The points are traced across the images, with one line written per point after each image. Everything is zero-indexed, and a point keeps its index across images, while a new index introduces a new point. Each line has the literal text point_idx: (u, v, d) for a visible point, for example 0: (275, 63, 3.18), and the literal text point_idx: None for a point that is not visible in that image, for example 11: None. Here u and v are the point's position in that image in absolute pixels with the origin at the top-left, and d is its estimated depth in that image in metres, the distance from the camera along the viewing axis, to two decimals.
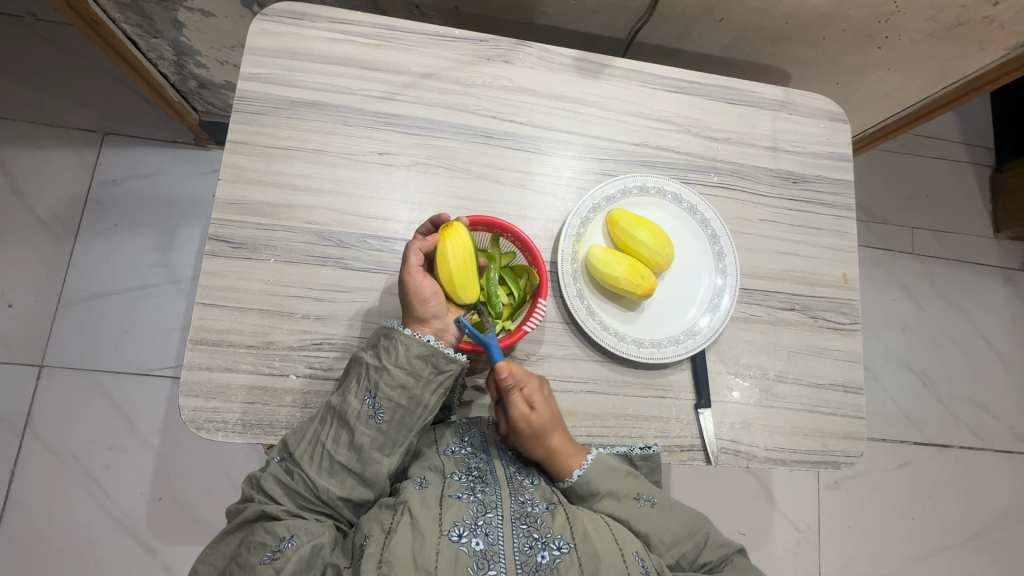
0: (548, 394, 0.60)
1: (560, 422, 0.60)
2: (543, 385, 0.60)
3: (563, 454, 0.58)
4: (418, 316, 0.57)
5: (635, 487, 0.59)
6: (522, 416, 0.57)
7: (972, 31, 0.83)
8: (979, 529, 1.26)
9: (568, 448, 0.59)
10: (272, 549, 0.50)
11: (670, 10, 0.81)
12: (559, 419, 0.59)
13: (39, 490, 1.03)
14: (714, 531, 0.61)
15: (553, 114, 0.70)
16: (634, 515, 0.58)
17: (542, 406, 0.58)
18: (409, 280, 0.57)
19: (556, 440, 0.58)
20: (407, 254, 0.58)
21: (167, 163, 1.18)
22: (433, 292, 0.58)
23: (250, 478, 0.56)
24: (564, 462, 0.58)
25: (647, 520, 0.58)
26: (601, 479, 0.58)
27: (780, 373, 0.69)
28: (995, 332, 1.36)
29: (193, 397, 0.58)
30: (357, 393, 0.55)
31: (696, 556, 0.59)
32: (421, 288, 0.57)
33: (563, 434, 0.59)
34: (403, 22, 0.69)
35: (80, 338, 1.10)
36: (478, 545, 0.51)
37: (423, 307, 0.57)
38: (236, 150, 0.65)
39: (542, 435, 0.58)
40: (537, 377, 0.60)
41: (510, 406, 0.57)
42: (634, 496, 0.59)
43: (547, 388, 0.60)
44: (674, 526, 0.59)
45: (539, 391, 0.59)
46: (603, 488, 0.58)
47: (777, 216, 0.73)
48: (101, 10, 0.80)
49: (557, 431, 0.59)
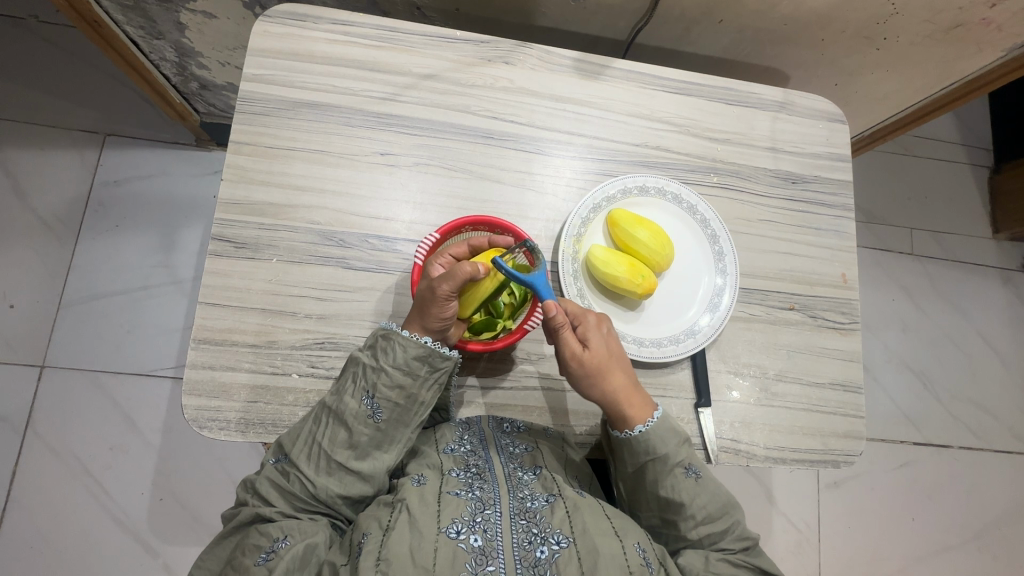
0: (608, 333, 0.61)
1: (620, 363, 0.60)
2: (602, 321, 0.61)
3: (623, 401, 0.59)
4: (428, 326, 0.57)
5: (687, 456, 0.59)
6: (575, 355, 0.58)
7: (969, 32, 0.83)
8: (978, 528, 1.26)
9: (627, 394, 0.59)
10: (267, 550, 0.50)
11: (669, 12, 0.81)
12: (618, 360, 0.60)
13: (39, 491, 1.03)
14: (742, 521, 0.59)
15: (554, 115, 0.71)
16: (678, 483, 0.58)
17: (596, 344, 0.59)
18: (441, 303, 0.55)
19: (614, 383, 0.59)
20: (452, 279, 0.54)
21: (169, 164, 1.19)
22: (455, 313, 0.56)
23: (246, 481, 0.56)
24: (622, 407, 0.59)
25: (688, 491, 0.58)
26: (662, 441, 0.58)
27: (780, 373, 0.69)
28: (995, 332, 1.36)
29: (195, 396, 0.58)
30: (354, 394, 0.55)
31: (720, 540, 0.58)
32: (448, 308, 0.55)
33: (622, 378, 0.59)
34: (404, 24, 0.70)
35: (80, 338, 1.10)
36: (476, 541, 0.51)
37: (438, 324, 0.56)
38: (238, 150, 0.65)
39: (601, 375, 0.58)
40: (595, 314, 0.61)
41: (561, 343, 0.58)
42: (684, 466, 0.59)
43: (607, 325, 0.61)
44: (709, 502, 0.58)
45: (596, 329, 0.60)
46: (660, 450, 0.58)
47: (776, 215, 0.74)
48: (104, 12, 0.81)
49: (616, 372, 0.59)
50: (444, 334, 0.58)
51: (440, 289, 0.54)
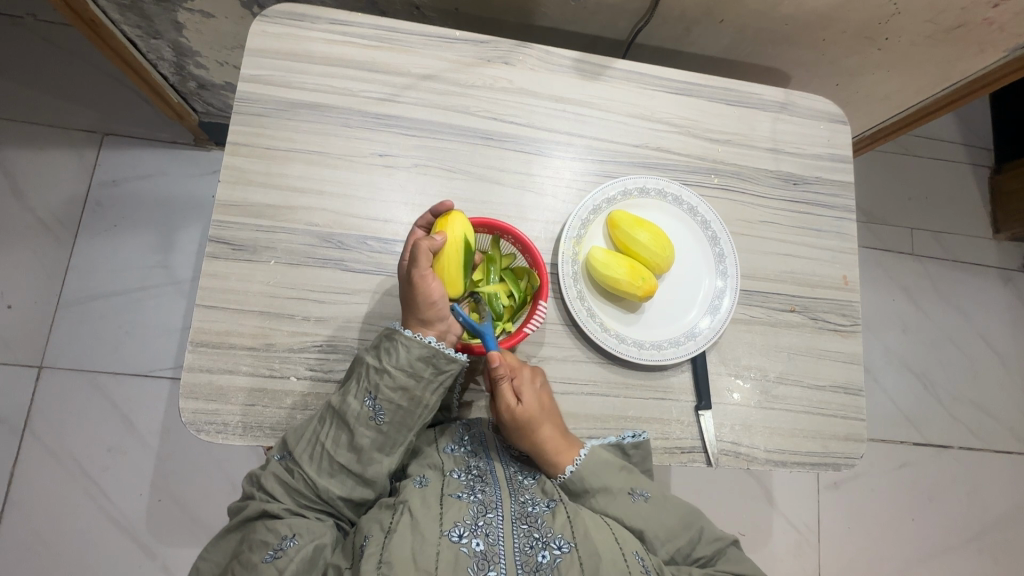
0: (542, 387, 0.60)
1: (553, 414, 0.59)
2: (537, 376, 0.60)
3: (552, 450, 0.58)
4: (423, 319, 0.56)
5: (629, 481, 0.59)
6: (508, 406, 0.57)
7: (971, 32, 0.83)
8: (978, 529, 1.26)
9: (558, 444, 0.58)
10: (274, 548, 0.50)
11: (669, 12, 0.81)
12: (551, 411, 0.59)
13: (38, 492, 1.03)
14: (708, 525, 0.60)
15: (554, 116, 0.70)
16: (628, 511, 0.57)
17: (529, 396, 0.58)
18: (422, 284, 0.55)
19: (545, 435, 0.58)
20: (419, 255, 0.55)
21: (167, 164, 1.18)
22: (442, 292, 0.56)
23: (252, 475, 0.56)
24: (554, 457, 0.58)
25: (641, 515, 0.57)
26: (596, 474, 0.58)
27: (781, 375, 0.69)
28: (995, 333, 1.36)
29: (192, 399, 0.58)
30: (357, 394, 0.55)
31: (691, 551, 0.58)
32: (429, 292, 0.55)
33: (554, 429, 0.59)
34: (404, 24, 0.70)
35: (79, 339, 1.10)
36: (478, 545, 0.51)
37: (433, 311, 0.56)
38: (236, 151, 0.65)
39: (531, 427, 0.58)
40: (530, 368, 0.60)
41: (498, 396, 0.57)
42: (628, 491, 0.58)
43: (542, 380, 0.60)
44: (667, 519, 0.58)
45: (529, 382, 0.59)
46: (597, 484, 0.58)
47: (777, 217, 0.73)
48: (101, 11, 0.80)
49: (547, 424, 0.58)
50: (445, 325, 0.57)
51: (413, 270, 0.55)
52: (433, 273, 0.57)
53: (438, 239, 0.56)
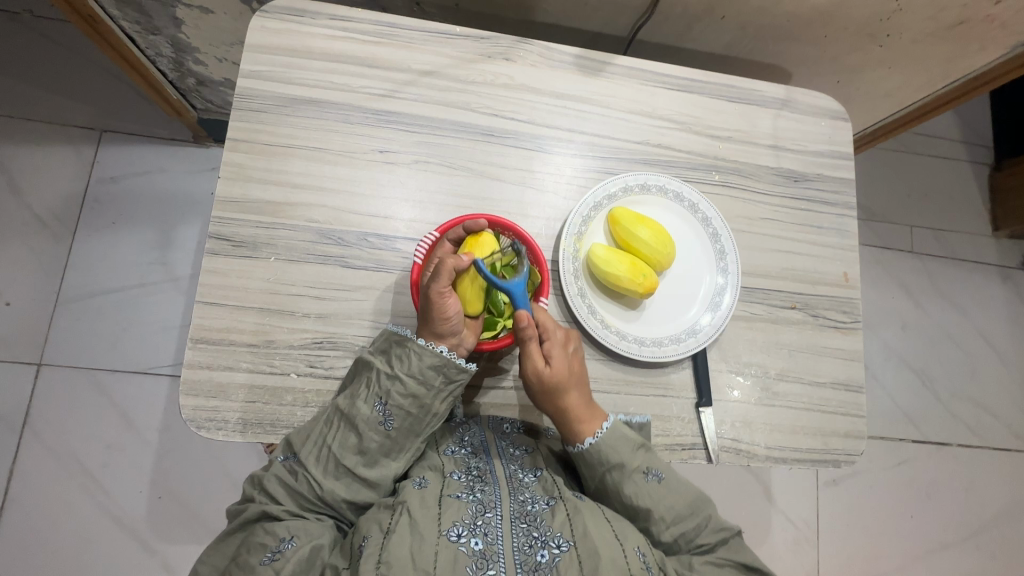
0: (572, 352, 0.60)
1: (580, 382, 0.59)
2: (569, 340, 0.60)
3: (575, 417, 0.58)
4: (436, 331, 0.55)
5: (645, 460, 0.59)
6: (536, 368, 0.57)
7: (972, 29, 0.83)
8: (977, 526, 1.26)
9: (582, 413, 0.58)
10: (272, 550, 0.50)
11: (670, 8, 0.81)
12: (578, 378, 0.59)
13: (37, 489, 1.03)
14: (715, 512, 0.59)
15: (554, 112, 0.70)
16: (639, 489, 0.57)
17: (559, 361, 0.58)
18: (439, 298, 0.54)
19: (570, 401, 0.58)
20: (442, 272, 0.54)
21: (166, 161, 1.18)
22: (457, 309, 0.55)
23: (252, 477, 0.56)
24: (576, 424, 0.58)
25: (653, 495, 0.57)
26: (614, 450, 0.58)
27: (781, 372, 0.69)
28: (994, 331, 1.36)
29: (192, 396, 0.58)
30: (367, 399, 0.55)
31: (695, 536, 0.57)
32: (445, 308, 0.54)
33: (579, 396, 0.59)
34: (404, 20, 0.69)
35: (78, 336, 1.09)
36: (477, 545, 0.51)
37: (445, 325, 0.55)
38: (236, 148, 0.64)
39: (558, 391, 0.58)
40: (563, 331, 0.60)
41: (526, 356, 0.57)
42: (643, 471, 0.58)
43: (573, 345, 0.60)
44: (676, 503, 0.58)
45: (561, 346, 0.59)
46: (614, 459, 0.58)
47: (778, 214, 0.73)
48: (100, 7, 0.80)
49: (574, 390, 0.58)
50: (458, 340, 0.56)
51: (432, 283, 0.54)
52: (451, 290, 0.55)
53: (464, 258, 0.55)
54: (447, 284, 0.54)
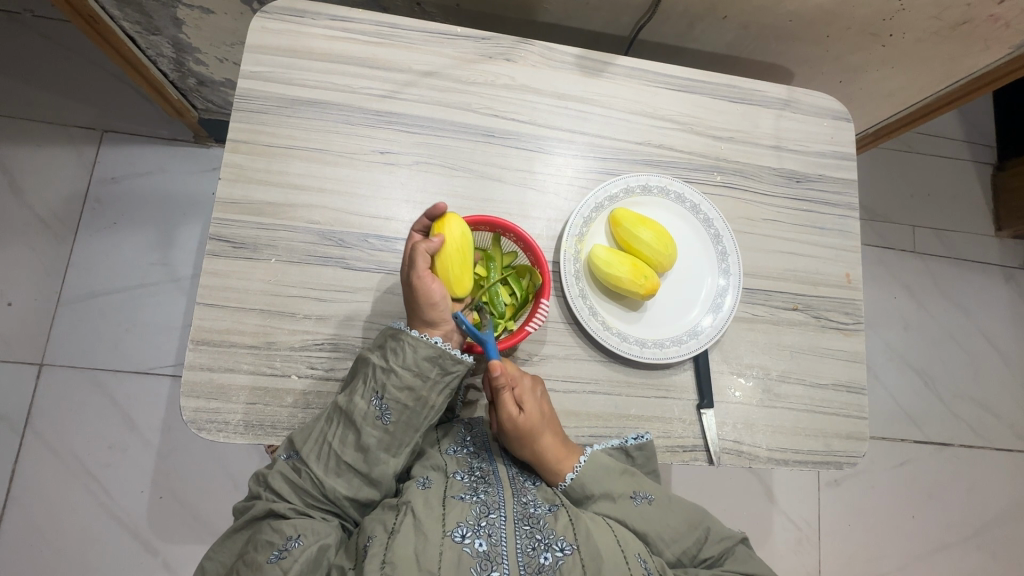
0: (543, 395, 0.59)
1: (554, 423, 0.59)
2: (538, 385, 0.59)
3: (553, 458, 0.58)
4: (427, 319, 0.56)
5: (633, 484, 0.58)
6: (511, 417, 0.56)
7: (977, 29, 0.82)
8: (979, 527, 1.26)
9: (559, 452, 0.58)
10: (279, 548, 0.50)
11: (672, 8, 0.80)
12: (551, 421, 0.58)
13: (39, 490, 1.03)
14: (714, 524, 0.59)
15: (556, 113, 0.70)
16: (631, 514, 0.57)
17: (531, 406, 0.57)
18: (421, 284, 0.55)
19: (546, 443, 0.57)
20: (416, 257, 0.55)
21: (168, 161, 1.18)
22: (443, 292, 0.56)
23: (258, 474, 0.56)
24: (554, 465, 0.58)
25: (646, 519, 0.57)
26: (596, 481, 0.57)
27: (783, 374, 0.68)
28: (996, 331, 1.36)
29: (194, 397, 0.58)
30: (363, 394, 0.55)
31: (697, 552, 0.58)
32: (430, 292, 0.55)
33: (554, 437, 0.58)
34: (405, 20, 0.69)
35: (79, 337, 1.09)
36: (481, 546, 0.51)
37: (435, 310, 0.56)
38: (237, 149, 0.64)
39: (533, 436, 0.57)
40: (531, 376, 0.59)
41: (500, 406, 0.56)
42: (631, 495, 0.58)
43: (542, 389, 0.59)
44: (671, 522, 0.58)
45: (531, 392, 0.58)
46: (598, 489, 0.58)
47: (780, 215, 0.73)
48: (100, 7, 0.80)
49: (548, 432, 0.58)
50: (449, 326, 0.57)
51: (411, 271, 0.55)
52: (433, 275, 0.57)
53: (434, 240, 0.56)
54: (426, 270, 0.56)
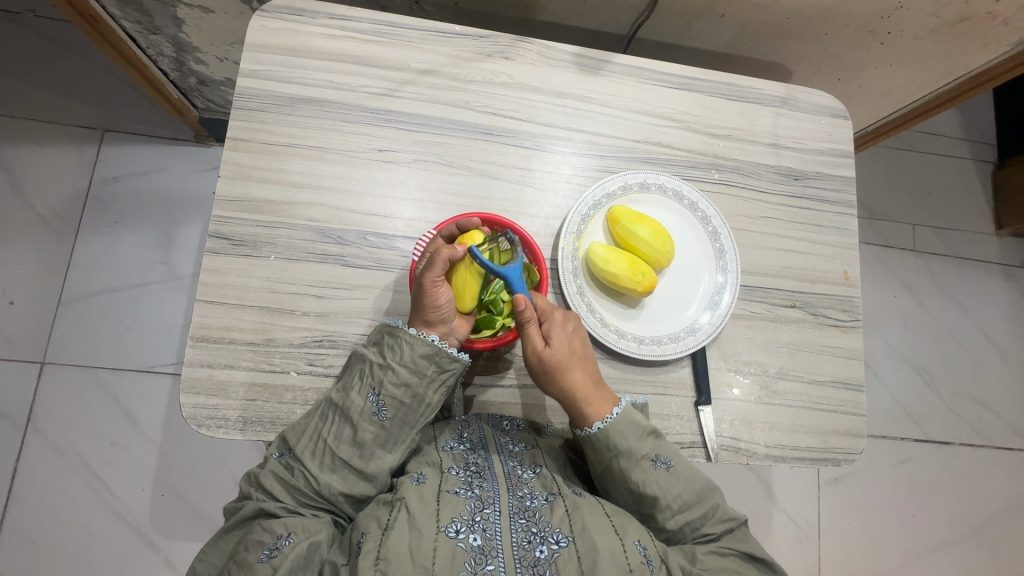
0: (572, 334, 0.60)
1: (582, 361, 0.60)
2: (568, 322, 0.60)
3: (581, 398, 0.58)
4: (427, 319, 0.56)
5: (654, 448, 0.58)
6: (535, 349, 0.57)
7: (974, 26, 0.82)
8: (978, 525, 1.26)
9: (586, 392, 0.59)
10: (269, 548, 0.50)
11: (670, 7, 0.81)
12: (579, 358, 0.60)
13: (40, 487, 1.03)
14: (720, 501, 0.59)
15: (554, 111, 0.70)
16: (647, 476, 0.57)
17: (558, 341, 0.58)
18: (433, 287, 0.55)
19: (573, 380, 0.58)
20: (436, 261, 0.55)
21: (168, 160, 1.18)
22: (449, 298, 0.56)
23: (250, 474, 0.56)
24: (581, 404, 0.58)
25: (660, 483, 0.57)
26: (623, 436, 0.57)
27: (780, 371, 0.69)
28: (997, 328, 1.36)
29: (193, 394, 0.58)
30: (360, 390, 0.56)
31: (700, 525, 0.58)
32: (438, 299, 0.55)
33: (582, 375, 0.59)
34: (403, 19, 0.69)
35: (80, 336, 1.10)
36: (475, 540, 0.51)
37: (437, 314, 0.56)
38: (236, 147, 0.65)
39: (560, 370, 0.58)
40: (562, 312, 0.61)
41: (525, 337, 0.57)
42: (651, 458, 0.58)
43: (573, 325, 0.61)
44: (683, 492, 0.58)
45: (560, 327, 0.60)
46: (623, 446, 0.57)
47: (778, 212, 0.73)
48: (101, 7, 0.80)
49: (576, 369, 0.59)
50: (449, 330, 0.57)
51: (427, 273, 0.55)
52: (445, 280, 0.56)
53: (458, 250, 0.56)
54: (441, 276, 0.56)
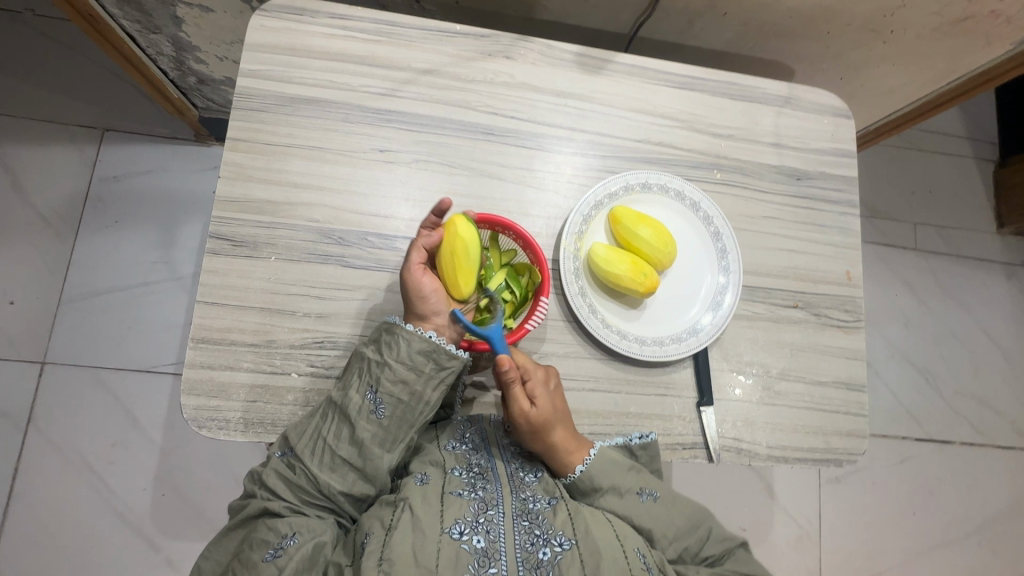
0: (555, 388, 0.59)
1: (566, 416, 0.59)
2: (550, 377, 0.59)
3: (564, 451, 0.57)
4: (416, 312, 0.57)
5: (638, 481, 0.58)
6: (522, 411, 0.56)
7: (977, 25, 0.82)
8: (980, 523, 1.26)
9: (570, 445, 0.58)
10: (275, 547, 0.50)
11: (671, 6, 0.80)
12: (563, 414, 0.58)
13: (41, 486, 1.03)
14: (715, 524, 0.59)
15: (555, 111, 0.70)
16: (636, 509, 0.57)
17: (542, 400, 0.57)
18: (411, 277, 0.57)
19: (557, 436, 0.57)
20: (412, 250, 0.58)
21: (168, 159, 1.18)
22: (432, 286, 0.57)
23: (253, 472, 0.56)
24: (564, 457, 0.57)
25: (650, 515, 0.57)
26: (604, 474, 0.57)
27: (783, 371, 0.68)
28: (998, 328, 1.35)
29: (194, 395, 0.58)
30: (358, 388, 0.55)
31: (699, 550, 0.58)
32: (420, 286, 0.57)
33: (565, 430, 0.58)
34: (404, 18, 0.69)
35: (80, 336, 1.10)
36: (479, 542, 0.51)
37: (423, 304, 0.57)
38: (236, 147, 0.64)
39: (545, 429, 0.57)
40: (544, 369, 0.59)
41: (511, 399, 0.56)
42: (637, 491, 0.58)
43: (554, 381, 0.59)
44: (676, 520, 0.58)
45: (543, 384, 0.58)
46: (605, 484, 0.58)
47: (780, 212, 0.73)
48: (100, 6, 0.80)
49: (561, 425, 0.58)
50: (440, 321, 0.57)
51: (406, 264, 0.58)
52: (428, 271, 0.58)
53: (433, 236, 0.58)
54: (420, 264, 0.58)
